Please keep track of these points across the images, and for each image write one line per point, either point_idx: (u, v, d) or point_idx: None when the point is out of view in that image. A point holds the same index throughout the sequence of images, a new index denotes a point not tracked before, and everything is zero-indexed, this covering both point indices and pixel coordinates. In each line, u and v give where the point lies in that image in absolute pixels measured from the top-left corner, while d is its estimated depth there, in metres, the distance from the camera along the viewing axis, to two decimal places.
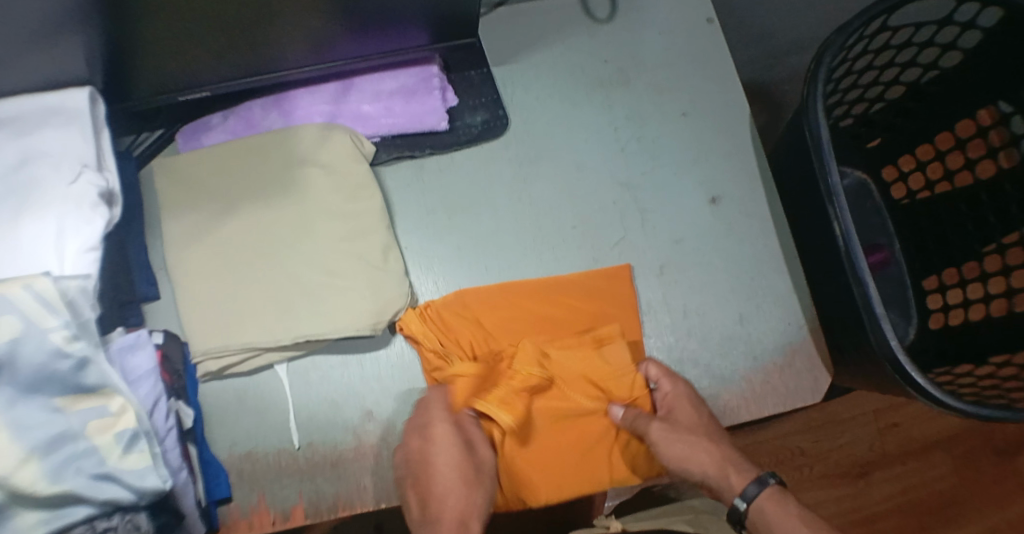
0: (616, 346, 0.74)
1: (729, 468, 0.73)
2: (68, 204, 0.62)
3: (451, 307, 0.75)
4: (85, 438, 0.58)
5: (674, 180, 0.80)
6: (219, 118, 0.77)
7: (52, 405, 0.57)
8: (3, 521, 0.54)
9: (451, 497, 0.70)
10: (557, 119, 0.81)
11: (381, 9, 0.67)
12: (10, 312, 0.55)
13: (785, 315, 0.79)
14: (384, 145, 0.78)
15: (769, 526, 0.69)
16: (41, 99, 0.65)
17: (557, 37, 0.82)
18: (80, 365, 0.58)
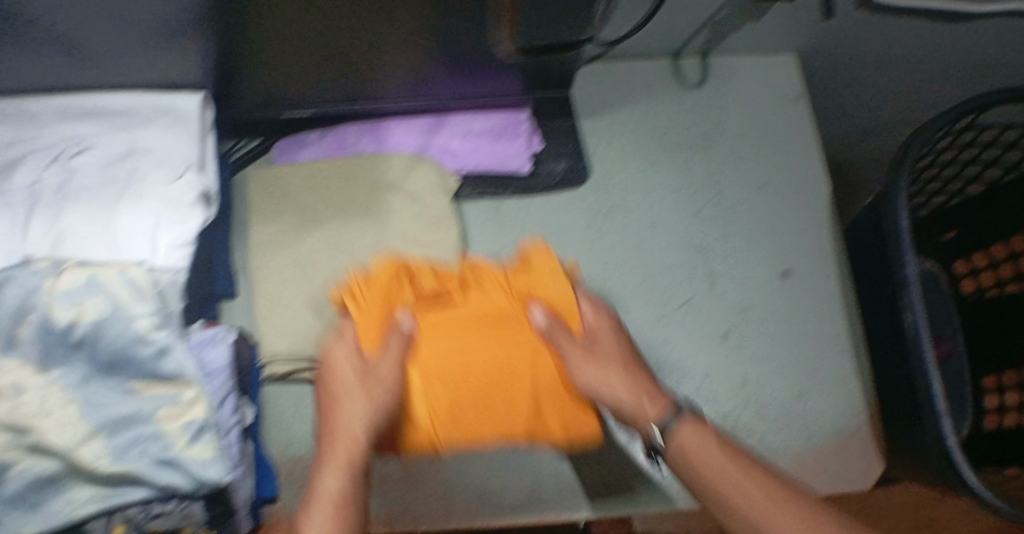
0: (546, 255, 0.68)
1: (648, 395, 0.63)
2: (167, 200, 0.64)
3: (383, 264, 0.66)
4: (155, 422, 0.59)
5: (749, 248, 0.80)
6: (315, 136, 0.80)
7: (127, 387, 0.59)
8: (60, 492, 0.56)
9: (353, 417, 0.59)
10: (637, 175, 0.82)
11: (481, 48, 0.69)
12: (101, 295, 0.58)
13: (846, 399, 0.78)
14: (467, 181, 0.80)
15: (696, 464, 0.57)
16: (155, 96, 0.68)
17: (647, 96, 0.84)
18: (159, 352, 0.59)
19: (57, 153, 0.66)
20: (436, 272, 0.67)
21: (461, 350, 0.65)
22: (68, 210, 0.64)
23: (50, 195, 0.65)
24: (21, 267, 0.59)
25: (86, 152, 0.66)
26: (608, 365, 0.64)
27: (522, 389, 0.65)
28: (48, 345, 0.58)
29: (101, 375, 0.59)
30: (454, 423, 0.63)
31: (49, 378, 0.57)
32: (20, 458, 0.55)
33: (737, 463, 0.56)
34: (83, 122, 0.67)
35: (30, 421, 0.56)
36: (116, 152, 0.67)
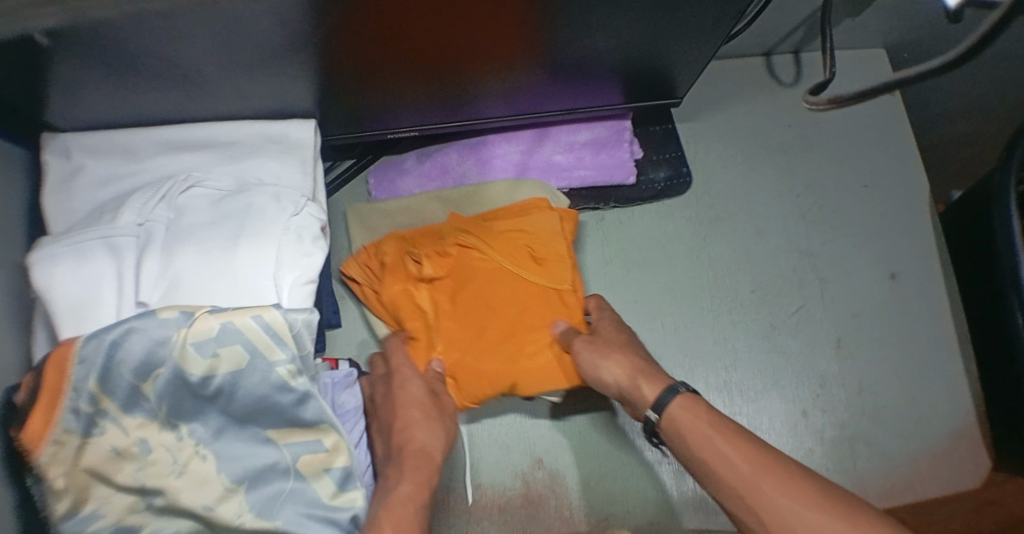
0: (541, 214, 0.73)
1: (643, 380, 0.63)
2: (291, 234, 0.63)
3: (397, 239, 0.73)
4: (296, 473, 0.58)
5: (853, 251, 0.80)
6: (412, 162, 0.79)
7: (264, 436, 0.59)
8: None
9: (426, 438, 0.64)
10: (738, 181, 0.81)
11: (584, 65, 0.67)
12: (239, 341, 0.56)
13: (958, 401, 0.77)
14: (570, 195, 0.79)
15: (679, 434, 0.59)
16: (266, 127, 0.69)
17: (743, 99, 0.83)
18: (301, 400, 0.58)
19: (163, 190, 0.64)
20: (470, 229, 0.72)
21: (472, 315, 0.70)
22: (183, 251, 0.61)
23: (162, 236, 0.62)
24: (146, 315, 0.55)
25: (195, 187, 0.65)
26: (608, 349, 0.66)
27: (523, 340, 0.70)
28: (179, 400, 0.57)
29: (236, 426, 0.58)
30: (479, 376, 0.69)
31: (179, 434, 0.57)
32: (146, 521, 0.56)
33: (728, 443, 0.55)
34: (189, 154, 0.67)
35: (160, 481, 0.55)
36: (226, 187, 0.66)
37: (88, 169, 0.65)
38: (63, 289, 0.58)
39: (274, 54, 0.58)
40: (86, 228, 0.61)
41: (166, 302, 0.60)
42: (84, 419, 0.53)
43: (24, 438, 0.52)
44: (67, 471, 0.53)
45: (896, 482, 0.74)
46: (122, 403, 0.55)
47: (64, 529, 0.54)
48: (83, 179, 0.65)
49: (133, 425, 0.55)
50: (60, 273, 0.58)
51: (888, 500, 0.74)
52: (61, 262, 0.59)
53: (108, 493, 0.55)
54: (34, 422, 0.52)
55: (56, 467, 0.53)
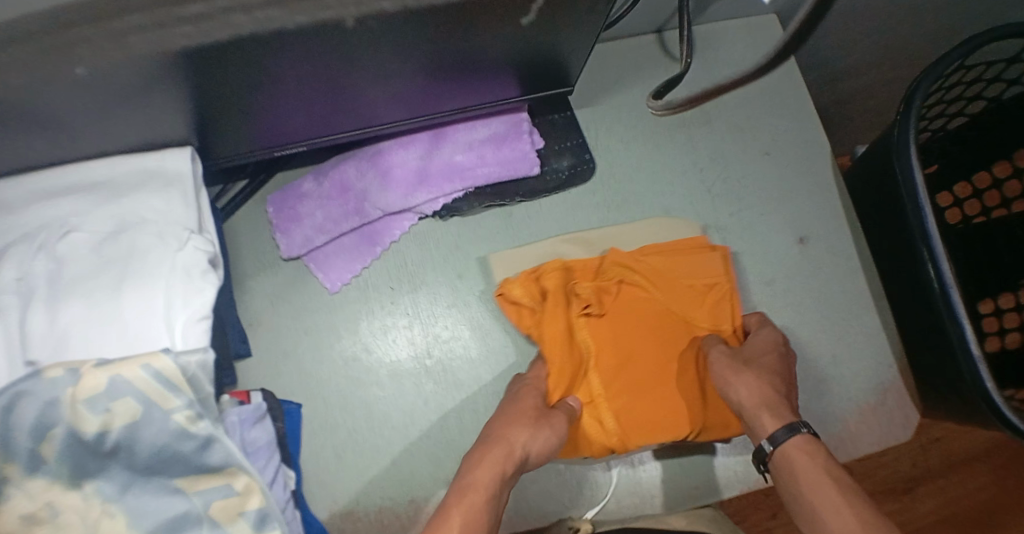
0: (712, 255, 0.75)
1: (767, 411, 0.65)
2: (178, 272, 0.62)
3: (555, 267, 0.74)
4: (210, 521, 0.57)
5: (762, 220, 0.80)
6: (311, 183, 0.76)
7: (173, 486, 0.57)
8: None
9: (529, 440, 0.64)
10: (644, 160, 0.80)
11: (472, 61, 0.65)
12: (131, 395, 0.56)
13: (876, 353, 0.79)
14: (474, 195, 0.77)
15: (793, 474, 0.62)
16: (141, 160, 0.65)
17: (639, 77, 0.82)
18: (204, 445, 0.57)
19: (40, 241, 0.62)
20: (660, 264, 0.75)
21: (634, 357, 0.73)
22: (66, 304, 0.60)
23: (42, 289, 0.61)
24: (34, 378, 0.55)
25: (73, 233, 0.63)
26: (739, 366, 0.69)
27: (674, 385, 0.73)
28: (80, 459, 0.56)
29: (143, 479, 0.57)
30: (642, 424, 0.71)
31: (85, 494, 0.57)
32: None
33: (840, 488, 0.59)
34: (63, 198, 0.63)
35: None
36: (105, 229, 0.64)
37: None
38: None
39: (128, 90, 0.54)
40: None
41: (54, 357, 0.59)
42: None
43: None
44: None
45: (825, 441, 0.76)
46: (25, 468, 0.55)
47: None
48: None
49: (39, 488, 0.56)
50: None
51: None
52: None
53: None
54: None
55: None
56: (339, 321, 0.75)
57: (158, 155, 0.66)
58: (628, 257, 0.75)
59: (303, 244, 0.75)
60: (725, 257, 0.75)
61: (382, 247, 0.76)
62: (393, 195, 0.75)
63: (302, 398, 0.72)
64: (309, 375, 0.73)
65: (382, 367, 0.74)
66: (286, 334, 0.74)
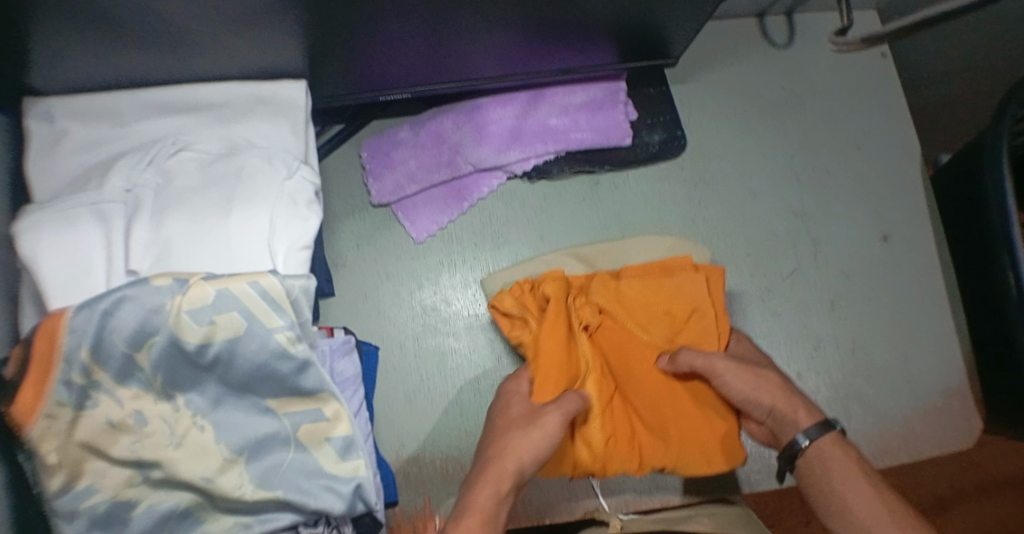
0: (690, 275, 0.68)
1: (801, 405, 0.62)
2: (285, 199, 0.62)
3: (555, 282, 0.68)
4: (295, 443, 0.56)
5: (847, 212, 0.80)
6: (406, 132, 0.77)
7: (264, 406, 0.55)
8: (196, 522, 0.54)
9: (524, 447, 0.57)
10: (733, 143, 0.80)
11: (582, 22, 0.65)
12: (234, 309, 0.52)
13: (947, 357, 0.78)
14: (564, 158, 0.77)
15: (828, 472, 0.58)
16: (257, 89, 0.67)
17: (737, 59, 0.82)
18: (301, 368, 0.54)
19: (150, 154, 0.62)
20: (651, 292, 0.68)
21: (636, 386, 0.66)
22: (172, 218, 0.60)
23: (150, 202, 0.60)
24: (139, 284, 0.51)
25: (184, 151, 0.63)
26: (757, 371, 0.63)
27: (675, 414, 0.66)
28: (174, 369, 0.53)
29: (235, 395, 0.55)
30: (628, 453, 0.64)
31: (175, 405, 0.53)
32: (142, 495, 0.53)
33: (872, 482, 0.57)
34: (178, 116, 0.65)
35: (158, 454, 0.52)
36: (215, 150, 0.64)
37: (70, 135, 0.63)
38: (51, 257, 0.57)
39: (264, 8, 0.56)
40: (73, 194, 0.60)
41: (158, 267, 0.59)
42: (76, 391, 0.50)
43: (14, 410, 0.49)
44: (60, 446, 0.50)
45: (887, 439, 0.76)
46: (116, 374, 0.51)
47: (59, 506, 0.51)
48: (66, 145, 0.63)
49: (129, 397, 0.52)
50: (44, 238, 0.57)
51: (879, 457, 0.75)
52: (45, 229, 0.58)
53: (103, 467, 0.51)
54: (22, 395, 0.49)
55: (48, 442, 0.50)
56: (419, 269, 0.76)
57: (273, 86, 0.67)
58: (613, 278, 0.70)
59: (394, 191, 0.76)
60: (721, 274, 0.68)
61: (469, 203, 0.76)
62: (486, 151, 0.75)
63: (379, 340, 0.73)
64: (387, 319, 0.74)
65: (460, 318, 0.75)
66: (368, 277, 0.75)
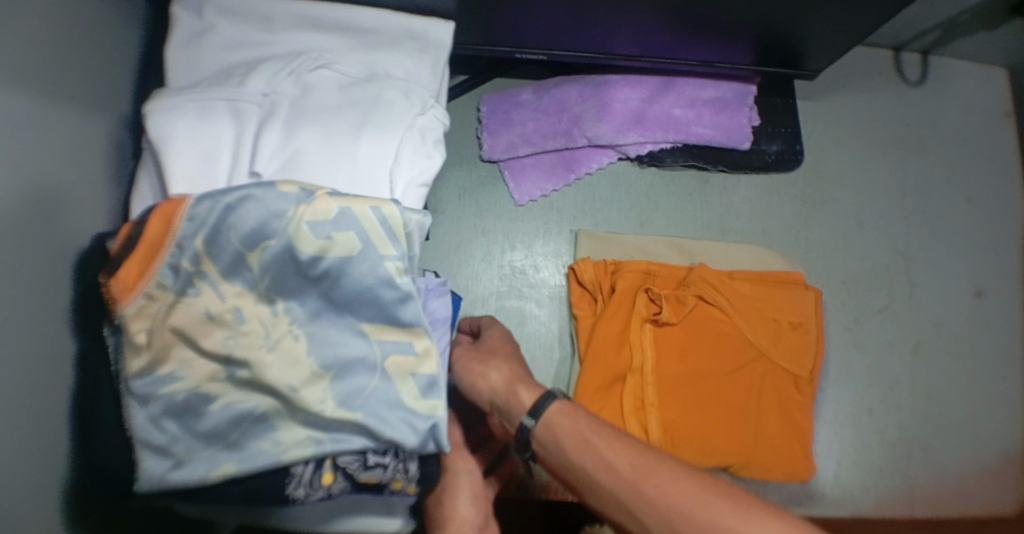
0: (800, 291, 0.72)
1: (519, 385, 0.55)
2: (415, 133, 0.62)
3: (639, 269, 0.72)
4: (381, 372, 0.47)
5: (946, 261, 0.79)
6: (529, 94, 0.77)
7: (358, 329, 0.47)
8: (264, 430, 0.46)
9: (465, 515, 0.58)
10: (847, 170, 0.80)
11: (740, 16, 0.65)
12: (351, 230, 0.45)
13: (1016, 425, 0.77)
14: (680, 151, 0.76)
15: (559, 447, 0.52)
16: (407, 21, 0.66)
17: (866, 88, 0.82)
18: (403, 298, 0.46)
19: (293, 65, 0.62)
20: (749, 296, 0.71)
21: (704, 380, 0.68)
22: (305, 128, 0.60)
23: (285, 108, 0.60)
24: (267, 184, 0.44)
25: (324, 69, 0.63)
26: (482, 355, 0.58)
27: (740, 416, 0.68)
28: (282, 277, 0.45)
29: (332, 312, 0.47)
30: (689, 442, 0.66)
31: (274, 310, 0.46)
32: (223, 392, 0.45)
33: (615, 450, 0.50)
34: (323, 34, 0.65)
35: (249, 354, 0.44)
36: (355, 74, 0.64)
37: (217, 30, 0.63)
38: (182, 142, 0.57)
39: None
40: (212, 87, 0.60)
41: (282, 174, 0.58)
42: (181, 277, 0.44)
43: (111, 282, 0.43)
44: (152, 328, 0.44)
45: (943, 493, 0.74)
46: (225, 268, 0.44)
47: (135, 388, 0.44)
48: (211, 38, 0.63)
49: (231, 293, 0.45)
50: (178, 125, 0.57)
51: (933, 508, 0.74)
52: (181, 114, 0.58)
53: (190, 356, 0.45)
54: (125, 271, 0.43)
55: (139, 322, 0.44)
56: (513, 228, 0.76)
57: (423, 22, 0.67)
58: (715, 276, 0.71)
59: (506, 149, 0.75)
60: (818, 299, 0.72)
61: (575, 175, 0.76)
62: (606, 128, 0.74)
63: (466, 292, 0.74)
64: (476, 273, 0.74)
65: (546, 287, 0.75)
66: (464, 228, 0.75)
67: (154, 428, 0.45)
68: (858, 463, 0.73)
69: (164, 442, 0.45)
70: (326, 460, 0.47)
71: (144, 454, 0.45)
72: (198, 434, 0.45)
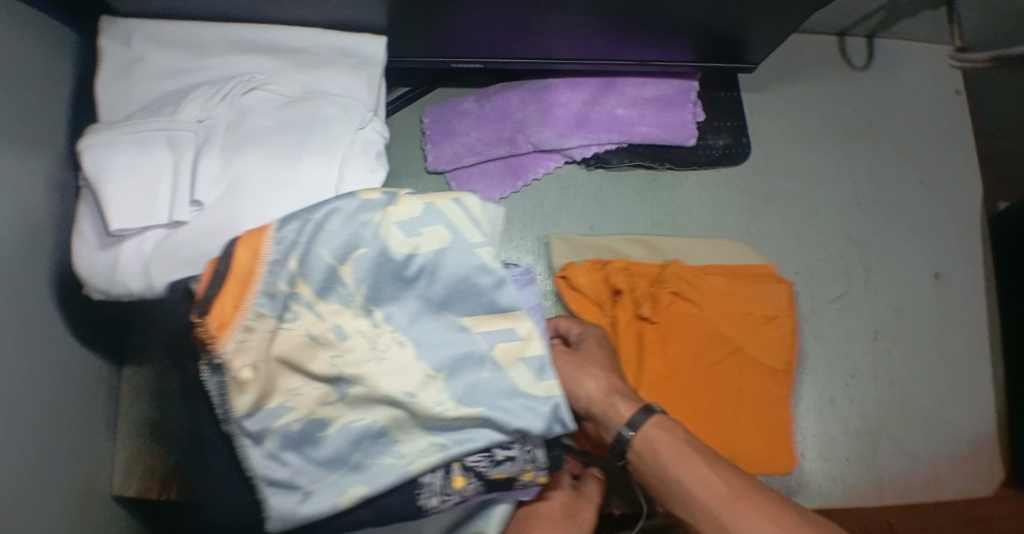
0: (777, 287, 0.71)
1: (621, 397, 0.56)
2: (357, 148, 0.61)
3: (618, 268, 0.70)
4: (491, 363, 0.43)
5: (902, 245, 0.79)
6: (472, 103, 0.76)
7: (458, 324, 0.43)
8: (382, 446, 0.43)
9: None
10: (796, 161, 0.80)
11: (671, 15, 0.65)
12: (440, 222, 0.43)
13: (982, 407, 0.77)
14: (626, 151, 0.76)
15: (656, 460, 0.52)
16: (339, 38, 0.66)
17: (813, 76, 0.82)
18: (499, 282, 0.43)
19: (226, 89, 0.62)
20: (725, 289, 0.71)
21: (687, 376, 0.69)
22: (244, 153, 0.59)
23: (221, 134, 0.60)
24: (346, 195, 0.43)
25: (259, 90, 0.63)
26: (575, 361, 0.58)
27: (729, 410, 0.68)
28: (378, 282, 0.43)
29: (433, 312, 0.44)
30: None
31: (374, 319, 0.43)
32: (336, 414, 0.43)
33: (710, 468, 0.51)
34: (256, 56, 0.65)
35: (359, 369, 0.42)
36: (290, 93, 0.64)
37: (147, 60, 0.63)
38: (120, 177, 0.56)
39: None
40: (145, 119, 0.59)
41: (222, 203, 0.57)
42: (277, 302, 0.41)
43: (207, 322, 0.39)
44: (256, 361, 0.41)
45: (911, 481, 0.74)
46: (319, 287, 0.41)
47: (248, 428, 0.42)
48: (140, 68, 0.62)
49: (328, 310, 0.42)
50: (115, 161, 0.57)
51: (903, 495, 0.74)
52: (117, 150, 0.57)
53: (298, 383, 0.42)
54: (218, 307, 0.40)
55: (240, 358, 0.41)
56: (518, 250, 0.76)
57: (355, 38, 0.67)
58: (689, 271, 0.71)
59: (451, 159, 0.75)
60: (790, 292, 0.71)
61: (522, 182, 0.76)
62: (549, 133, 0.74)
63: None
64: None
65: None
66: None
67: (275, 464, 0.42)
68: (823, 456, 0.73)
69: (288, 475, 0.42)
70: (452, 464, 0.44)
71: (270, 492, 0.42)
72: (320, 460, 0.43)
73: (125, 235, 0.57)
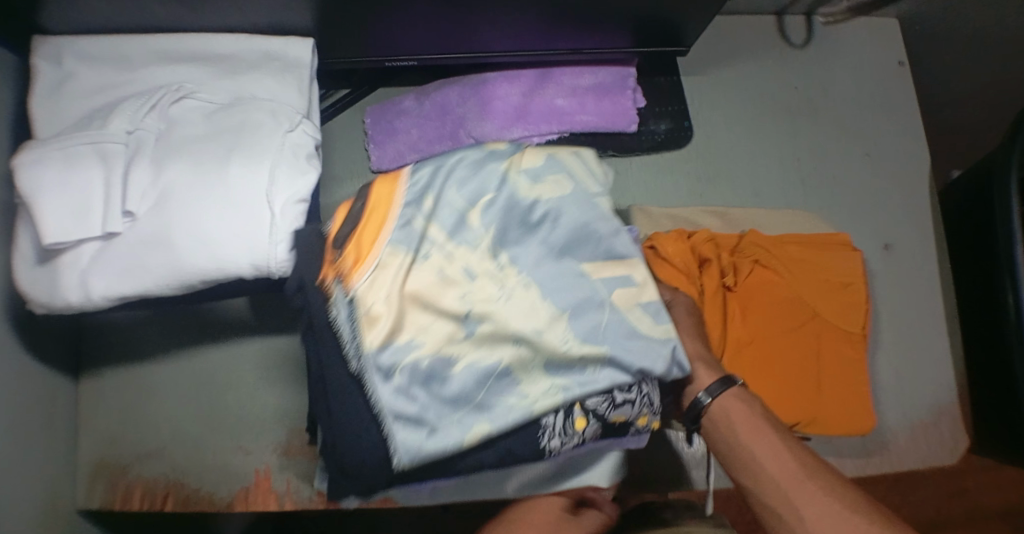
0: (849, 251, 0.73)
1: (702, 363, 0.57)
2: (287, 151, 0.61)
3: (698, 236, 0.72)
4: (612, 305, 0.51)
5: (850, 219, 0.80)
6: (411, 101, 0.76)
7: (580, 270, 0.52)
8: (508, 386, 0.49)
9: None
10: (739, 140, 0.80)
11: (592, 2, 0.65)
12: (561, 173, 0.54)
13: (939, 376, 0.77)
14: (569, 141, 0.76)
15: (730, 430, 0.54)
16: (265, 43, 0.67)
17: (752, 56, 0.82)
18: (615, 231, 0.53)
19: (154, 99, 0.62)
20: (803, 257, 0.73)
21: (770, 343, 0.70)
22: (174, 163, 0.58)
23: (151, 146, 0.59)
24: (478, 150, 0.56)
25: (187, 99, 0.63)
26: None
27: (808, 374, 0.70)
28: (505, 227, 0.53)
29: (557, 259, 0.52)
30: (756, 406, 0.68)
31: (500, 263, 0.52)
32: (463, 353, 0.50)
33: (785, 445, 0.53)
34: (185, 65, 0.65)
35: (486, 307, 0.50)
36: (220, 100, 0.64)
37: (76, 76, 0.62)
38: (51, 193, 0.56)
39: None
40: (74, 134, 0.58)
41: (155, 212, 0.57)
42: (411, 236, 0.52)
43: (345, 258, 0.51)
44: (387, 296, 0.50)
45: (869, 453, 0.74)
46: (451, 228, 0.53)
47: (383, 361, 0.49)
48: (72, 86, 0.62)
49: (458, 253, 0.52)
50: (46, 177, 0.56)
51: (861, 466, 0.74)
52: (48, 165, 0.56)
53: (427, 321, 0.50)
54: (362, 242, 0.52)
55: (373, 292, 0.50)
56: None
57: (281, 42, 0.67)
58: (766, 240, 0.73)
59: (395, 158, 0.76)
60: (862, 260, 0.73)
61: None
62: (490, 126, 0.74)
63: None
64: None
65: None
66: None
67: (403, 399, 0.48)
68: None
69: (416, 410, 0.48)
70: (574, 406, 0.51)
71: (397, 425, 0.48)
72: (447, 399, 0.49)
73: (62, 250, 0.57)
